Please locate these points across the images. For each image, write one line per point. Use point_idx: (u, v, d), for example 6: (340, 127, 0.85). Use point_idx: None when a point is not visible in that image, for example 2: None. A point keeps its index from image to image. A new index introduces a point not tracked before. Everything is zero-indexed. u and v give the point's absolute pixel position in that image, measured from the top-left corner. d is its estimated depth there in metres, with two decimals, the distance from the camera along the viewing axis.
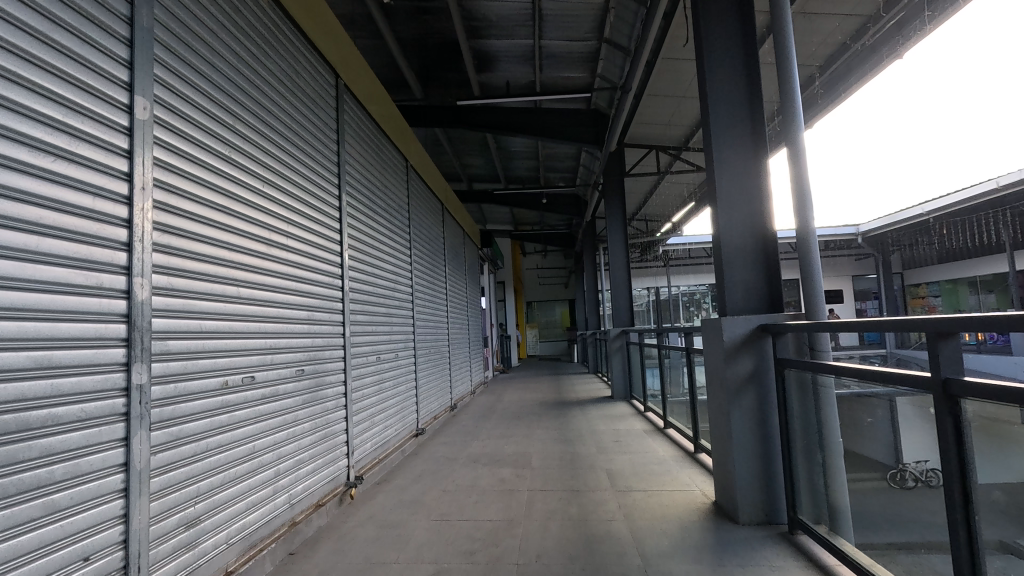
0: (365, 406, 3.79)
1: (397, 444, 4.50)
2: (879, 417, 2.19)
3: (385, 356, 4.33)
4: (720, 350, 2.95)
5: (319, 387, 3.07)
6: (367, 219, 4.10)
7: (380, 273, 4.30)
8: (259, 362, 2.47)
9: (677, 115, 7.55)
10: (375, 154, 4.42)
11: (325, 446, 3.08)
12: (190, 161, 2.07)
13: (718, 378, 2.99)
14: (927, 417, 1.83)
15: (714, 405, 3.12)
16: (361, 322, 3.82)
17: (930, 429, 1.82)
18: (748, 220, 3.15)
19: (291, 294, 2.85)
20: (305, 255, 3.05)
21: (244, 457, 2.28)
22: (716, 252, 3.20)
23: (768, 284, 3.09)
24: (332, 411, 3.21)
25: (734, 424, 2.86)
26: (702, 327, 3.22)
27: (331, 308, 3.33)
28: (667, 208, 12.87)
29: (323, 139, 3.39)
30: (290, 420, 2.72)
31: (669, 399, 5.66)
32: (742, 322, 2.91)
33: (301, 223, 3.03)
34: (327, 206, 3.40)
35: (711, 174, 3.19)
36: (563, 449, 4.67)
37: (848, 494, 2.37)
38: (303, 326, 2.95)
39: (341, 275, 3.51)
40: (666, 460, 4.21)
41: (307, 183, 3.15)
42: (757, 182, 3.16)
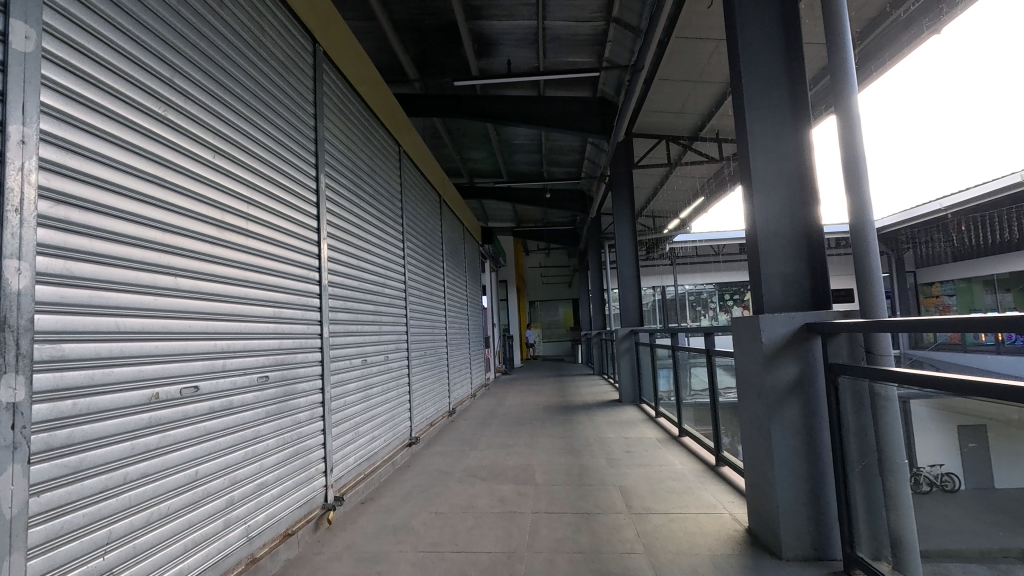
0: (348, 417, 3.36)
1: (387, 456, 4.06)
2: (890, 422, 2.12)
3: (373, 359, 3.89)
4: (758, 354, 2.51)
5: (288, 395, 2.63)
6: (351, 206, 3.67)
7: (366, 266, 3.87)
8: (206, 370, 2.04)
9: (691, 102, 7.11)
10: (361, 134, 3.98)
11: (295, 465, 2.65)
12: (106, 117, 1.64)
13: (756, 386, 2.55)
14: (946, 421, 1.84)
15: (749, 418, 2.68)
16: (343, 321, 3.39)
17: (947, 432, 1.84)
18: (787, 202, 2.70)
19: (252, 288, 2.41)
20: (272, 243, 2.61)
21: (182, 486, 1.85)
22: (750, 241, 2.76)
23: (812, 277, 2.65)
24: (305, 424, 2.77)
25: (775, 440, 2.42)
26: (733, 327, 2.78)
27: (305, 305, 2.88)
28: (674, 203, 12.42)
29: (297, 112, 2.96)
30: (249, 437, 2.29)
31: (683, 404, 5.22)
32: (784, 320, 2.47)
33: (268, 205, 2.61)
34: (302, 189, 2.97)
35: (744, 148, 2.75)
36: (571, 462, 4.22)
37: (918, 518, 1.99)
38: (268, 326, 2.51)
39: (317, 267, 3.06)
40: (686, 476, 3.77)
41: (276, 158, 2.72)
42: (797, 156, 2.72)
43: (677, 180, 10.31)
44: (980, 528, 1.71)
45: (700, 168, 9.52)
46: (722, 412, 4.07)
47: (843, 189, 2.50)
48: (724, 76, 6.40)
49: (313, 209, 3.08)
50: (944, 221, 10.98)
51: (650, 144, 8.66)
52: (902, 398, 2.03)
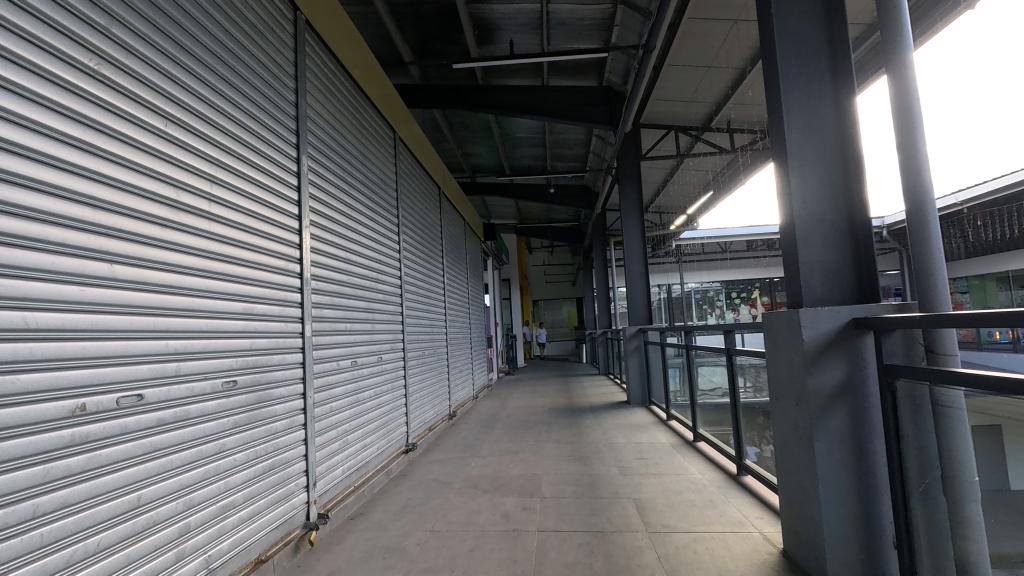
0: (335, 425, 3.05)
1: (380, 466, 3.75)
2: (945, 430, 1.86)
3: (364, 360, 3.58)
4: (798, 354, 2.18)
5: (262, 401, 2.31)
6: (339, 193, 3.36)
7: (356, 259, 3.55)
8: (154, 376, 1.71)
9: (703, 90, 6.78)
10: (350, 114, 3.66)
11: (270, 481, 2.33)
12: (7, 60, 1.33)
13: (796, 390, 2.22)
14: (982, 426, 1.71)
15: (784, 428, 2.36)
16: (328, 317, 3.07)
17: (983, 437, 1.71)
18: (826, 182, 2.39)
19: (217, 279, 2.09)
20: (242, 230, 2.30)
21: (120, 515, 1.53)
22: (786, 226, 2.43)
23: (857, 266, 2.34)
24: (282, 435, 2.45)
25: (820, 455, 2.09)
26: (768, 323, 2.46)
27: (283, 300, 2.56)
28: (682, 198, 12.13)
29: (273, 84, 2.64)
30: (214, 450, 1.97)
31: (697, 405, 4.89)
32: (829, 315, 2.15)
33: (237, 185, 2.29)
34: (279, 170, 2.66)
35: (778, 120, 2.43)
36: (580, 471, 3.90)
37: (977, 535, 1.77)
38: (237, 323, 2.19)
39: (296, 258, 2.73)
40: (706, 487, 3.46)
41: (248, 134, 2.41)
42: (838, 129, 2.40)
43: (686, 173, 10.02)
44: (1007, 536, 1.60)
45: (710, 160, 9.21)
46: (742, 414, 3.75)
47: (896, 163, 2.17)
48: (738, 60, 6.06)
49: (292, 193, 2.75)
50: (958, 215, 10.67)
51: (659, 135, 8.34)
52: (959, 404, 1.78)
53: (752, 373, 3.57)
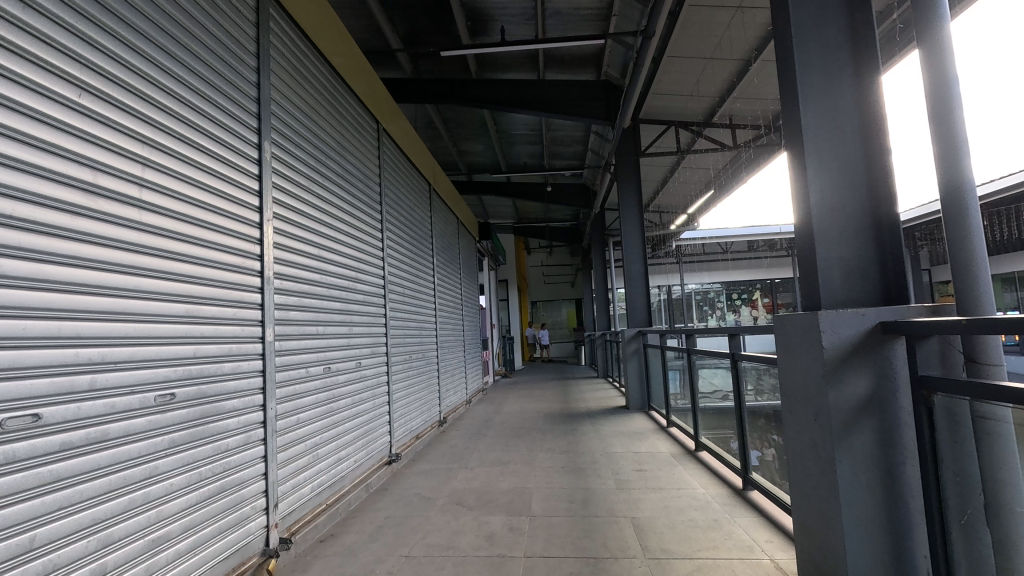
0: (303, 439, 2.77)
1: (358, 480, 3.48)
2: (990, 453, 1.59)
3: (339, 366, 3.31)
4: (816, 362, 1.92)
5: (211, 415, 2.04)
6: (310, 186, 3.09)
7: (330, 256, 3.28)
8: (58, 393, 1.44)
9: (704, 83, 6.50)
10: (325, 101, 3.40)
11: (220, 506, 2.05)
12: None
13: (814, 403, 1.96)
14: None
15: (799, 445, 2.10)
16: (295, 320, 2.79)
17: None
18: (847, 169, 2.12)
19: (152, 277, 1.82)
20: (186, 222, 2.02)
21: (7, 561, 1.27)
22: (802, 219, 2.16)
23: (882, 263, 2.07)
24: (234, 453, 2.17)
25: (843, 478, 1.83)
26: (781, 327, 2.19)
27: (238, 301, 2.29)
28: (685, 197, 11.92)
29: (229, 60, 2.37)
30: (144, 475, 1.70)
31: (698, 411, 4.62)
32: (852, 318, 1.88)
33: (180, 171, 2.02)
34: (235, 157, 2.38)
35: (792, 102, 2.17)
36: (573, 485, 3.63)
37: None
38: (178, 328, 1.92)
39: (255, 255, 2.45)
40: (710, 504, 3.18)
41: (195, 114, 2.13)
42: (859, 112, 2.14)
43: (688, 171, 9.81)
44: None
45: (711, 156, 8.97)
46: (747, 420, 3.48)
47: (930, 147, 1.89)
48: (741, 52, 5.81)
49: (250, 182, 2.48)
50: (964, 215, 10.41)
51: (658, 130, 8.07)
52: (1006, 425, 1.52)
53: (755, 377, 3.35)
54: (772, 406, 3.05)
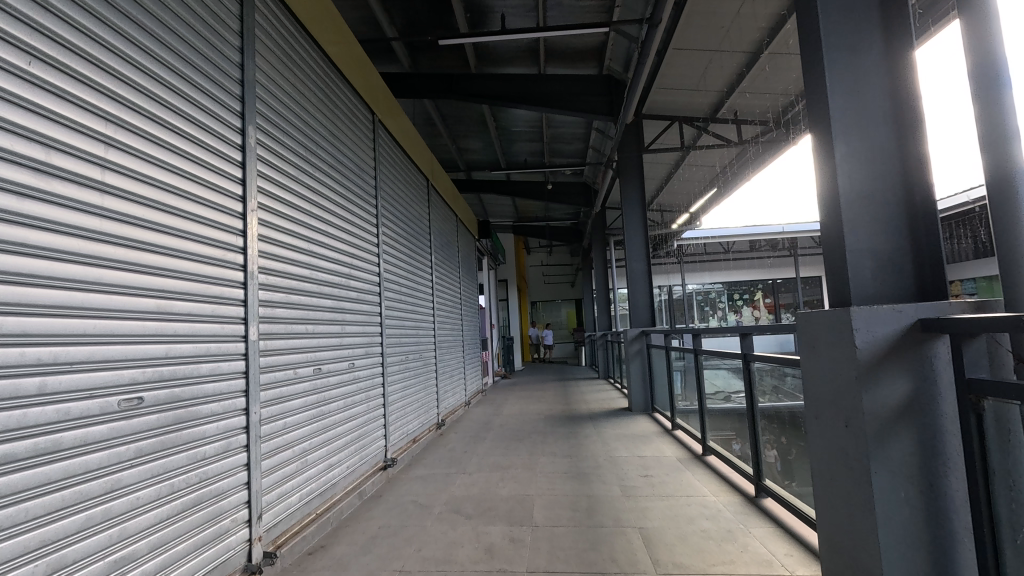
0: (290, 445, 2.59)
1: (350, 487, 3.30)
2: None
3: (330, 367, 3.14)
4: (847, 364, 1.76)
5: (184, 421, 1.86)
6: (299, 175, 2.92)
7: (320, 250, 3.11)
8: (0, 398, 1.27)
9: (709, 76, 6.33)
10: (316, 87, 3.22)
11: (194, 522, 1.87)
12: None
13: (844, 408, 1.79)
14: None
15: (826, 452, 1.93)
16: (282, 318, 2.62)
17: None
18: (877, 152, 1.96)
19: (119, 270, 1.65)
20: (159, 210, 1.85)
21: None
22: (830, 207, 2.00)
23: (917, 255, 1.90)
24: (212, 464, 1.99)
25: (879, 492, 1.66)
26: (805, 325, 2.03)
27: (218, 297, 2.11)
28: (688, 195, 11.75)
29: (211, 38, 2.19)
30: (105, 490, 1.53)
31: (705, 413, 4.44)
32: (887, 315, 1.72)
33: (152, 154, 1.84)
34: (216, 142, 2.21)
35: (818, 81, 2.01)
36: (576, 492, 3.45)
37: None
38: (148, 326, 1.74)
39: (237, 247, 2.28)
40: (722, 513, 3.00)
41: (170, 93, 1.96)
42: (890, 91, 1.98)
43: (691, 168, 9.64)
44: None
45: (715, 153, 8.79)
46: (760, 423, 3.31)
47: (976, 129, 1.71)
48: (747, 44, 5.64)
49: (232, 169, 2.30)
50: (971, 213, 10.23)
51: (662, 125, 7.90)
52: None
53: (768, 378, 3.18)
54: (788, 408, 2.88)
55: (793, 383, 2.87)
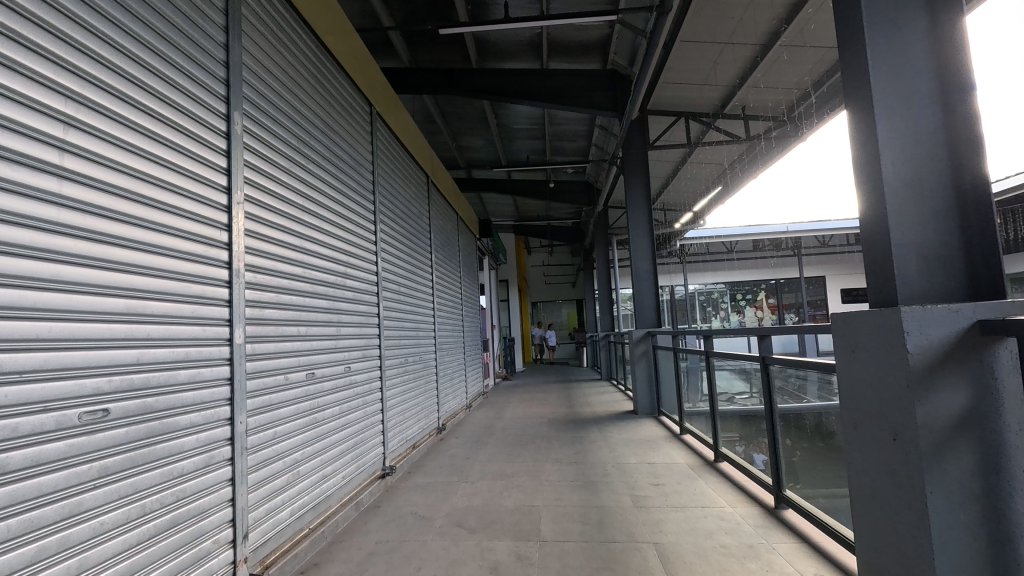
0: (280, 456, 2.40)
1: (346, 499, 3.12)
2: None
3: (324, 371, 2.95)
4: (895, 370, 1.58)
5: (157, 434, 1.67)
6: (291, 166, 2.75)
7: (314, 246, 2.93)
8: None
9: (718, 70, 6.15)
10: (309, 74, 3.04)
11: (170, 546, 1.69)
12: None
13: (892, 419, 1.61)
14: None
15: (868, 468, 1.75)
16: (271, 319, 2.43)
17: None
18: (924, 135, 1.78)
19: (80, 267, 1.46)
20: (131, 199, 1.67)
21: None
22: (872, 195, 1.82)
23: (968, 248, 1.71)
24: (191, 481, 1.80)
25: (934, 513, 1.48)
26: (841, 326, 1.85)
27: (200, 297, 1.92)
28: (692, 193, 11.56)
29: (193, 13, 2.00)
30: (61, 515, 1.34)
31: (718, 417, 4.24)
32: (943, 315, 1.53)
33: (123, 138, 1.65)
34: (198, 128, 2.02)
35: (859, 58, 1.83)
36: (586, 503, 3.26)
37: None
38: (117, 329, 1.55)
39: (221, 243, 2.09)
40: (743, 528, 2.81)
41: (144, 72, 1.76)
42: (938, 70, 1.79)
43: (697, 165, 9.44)
44: None
45: (724, 149, 8.60)
46: (780, 427, 3.12)
47: None
48: (758, 36, 5.46)
49: (216, 157, 2.11)
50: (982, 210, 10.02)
51: (667, 121, 7.72)
52: None
53: (790, 380, 2.98)
54: (812, 414, 2.71)
55: (814, 386, 2.72)
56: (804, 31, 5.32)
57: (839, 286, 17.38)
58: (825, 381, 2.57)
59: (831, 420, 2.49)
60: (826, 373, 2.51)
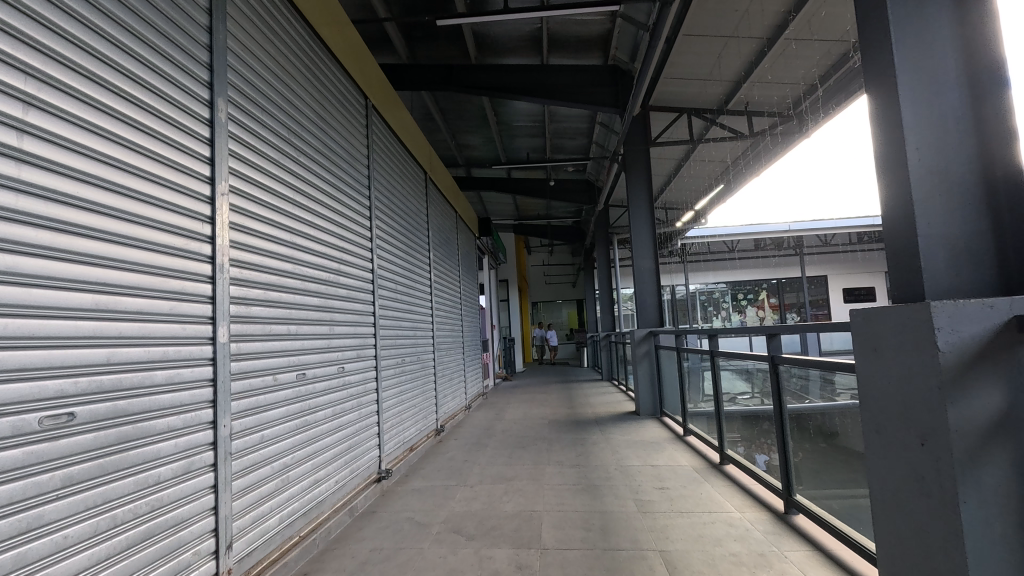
0: (268, 461, 2.30)
1: (339, 505, 3.00)
2: None
3: (317, 371, 2.85)
4: (924, 370, 1.47)
5: (131, 440, 1.55)
6: (281, 159, 2.63)
7: (305, 241, 2.81)
8: None
9: (721, 64, 6.03)
10: (301, 63, 2.93)
11: (142, 560, 1.57)
12: None
13: (920, 422, 1.50)
14: None
15: (891, 473, 1.64)
16: (259, 318, 2.32)
17: None
18: (953, 120, 1.66)
19: (43, 259, 1.35)
20: (103, 187, 1.55)
21: None
22: (897, 184, 1.71)
23: (1002, 241, 1.60)
24: (168, 490, 1.68)
25: (969, 525, 1.37)
26: (862, 324, 1.74)
27: (180, 293, 1.81)
28: (694, 191, 11.47)
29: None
30: (17, 530, 1.22)
31: (722, 417, 4.13)
32: (974, 311, 1.42)
33: (92, 122, 1.53)
34: (178, 113, 1.90)
35: (882, 40, 1.72)
36: (589, 508, 3.15)
37: None
38: (82, 326, 1.44)
39: (203, 236, 1.97)
40: (752, 534, 2.69)
41: (119, 51, 1.65)
42: (968, 52, 1.67)
43: (698, 163, 9.35)
44: None
45: (726, 146, 8.50)
46: (787, 429, 3.00)
47: None
48: (762, 30, 5.34)
49: (198, 146, 2.00)
50: None
51: (669, 118, 7.61)
52: None
53: (797, 380, 2.88)
54: (816, 415, 2.67)
55: (817, 385, 2.66)
56: (810, 25, 5.21)
57: (841, 286, 17.30)
58: (827, 380, 2.55)
59: (833, 420, 2.46)
60: (827, 372, 2.52)
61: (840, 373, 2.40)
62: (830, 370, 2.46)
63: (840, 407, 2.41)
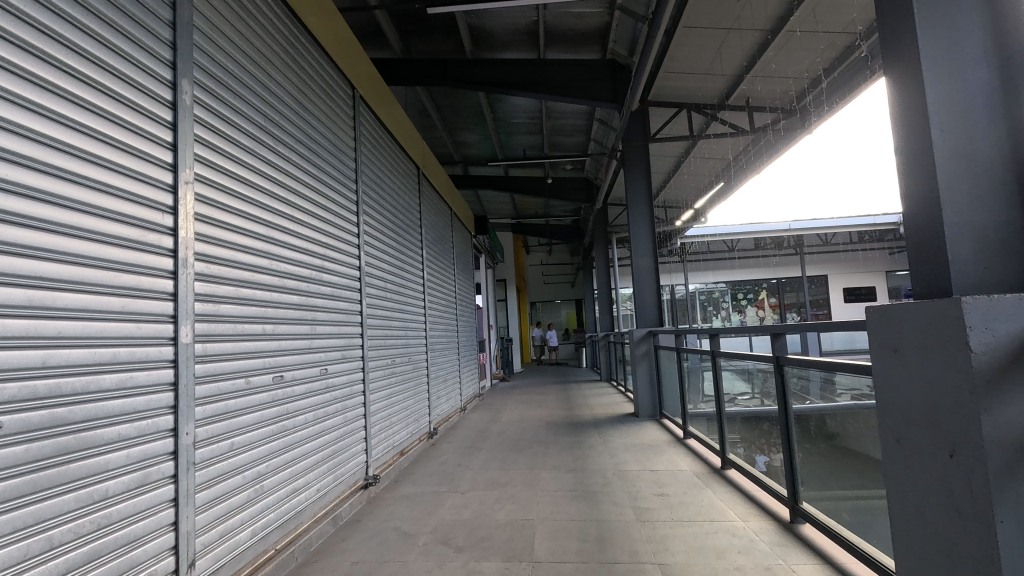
0: (239, 469, 2.14)
1: (321, 514, 2.85)
2: None
3: (296, 372, 2.69)
4: (954, 373, 1.32)
5: (72, 452, 1.40)
6: (257, 148, 2.48)
7: (284, 236, 2.66)
8: None
9: (722, 57, 5.88)
10: (280, 48, 2.77)
11: None
12: None
13: (949, 431, 1.35)
14: None
15: (913, 485, 1.49)
16: (230, 317, 2.17)
17: None
18: (982, 100, 1.51)
19: None
20: (45, 170, 1.40)
21: None
22: (920, 169, 1.56)
23: None
24: (117, 506, 1.53)
25: (1006, 547, 1.22)
26: (881, 321, 1.59)
27: (136, 289, 1.65)
28: (693, 189, 11.33)
29: None
30: None
31: (723, 418, 3.97)
32: (1010, 308, 1.28)
33: (31, 98, 1.37)
34: (137, 93, 1.75)
35: (904, 12, 1.56)
36: (585, 517, 3.00)
37: None
38: (13, 326, 1.29)
39: (163, 226, 1.81)
40: (756, 546, 2.54)
41: (66, 21, 1.49)
42: (999, 25, 1.52)
43: (697, 160, 9.21)
44: None
45: (726, 142, 8.37)
46: (791, 434, 2.86)
47: None
48: (765, 21, 5.20)
49: (159, 129, 1.84)
50: None
51: (668, 113, 7.47)
52: None
53: (798, 380, 2.75)
54: (815, 416, 2.55)
55: (817, 385, 2.53)
56: (814, 16, 5.06)
57: (841, 286, 17.16)
58: (827, 380, 2.43)
59: (834, 420, 2.34)
60: (827, 372, 2.39)
61: (840, 373, 2.28)
62: (830, 370, 2.33)
63: (840, 407, 2.29)
